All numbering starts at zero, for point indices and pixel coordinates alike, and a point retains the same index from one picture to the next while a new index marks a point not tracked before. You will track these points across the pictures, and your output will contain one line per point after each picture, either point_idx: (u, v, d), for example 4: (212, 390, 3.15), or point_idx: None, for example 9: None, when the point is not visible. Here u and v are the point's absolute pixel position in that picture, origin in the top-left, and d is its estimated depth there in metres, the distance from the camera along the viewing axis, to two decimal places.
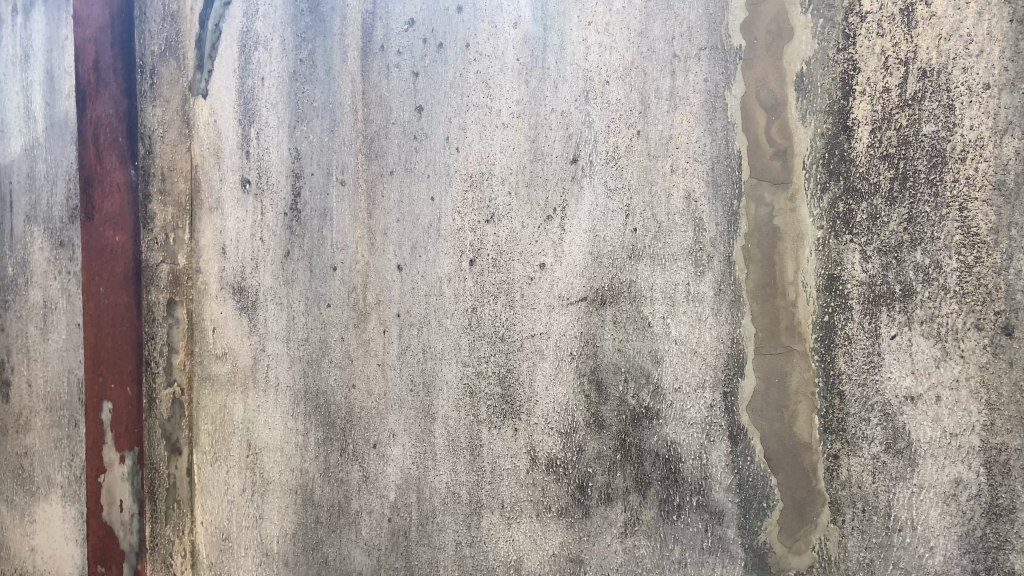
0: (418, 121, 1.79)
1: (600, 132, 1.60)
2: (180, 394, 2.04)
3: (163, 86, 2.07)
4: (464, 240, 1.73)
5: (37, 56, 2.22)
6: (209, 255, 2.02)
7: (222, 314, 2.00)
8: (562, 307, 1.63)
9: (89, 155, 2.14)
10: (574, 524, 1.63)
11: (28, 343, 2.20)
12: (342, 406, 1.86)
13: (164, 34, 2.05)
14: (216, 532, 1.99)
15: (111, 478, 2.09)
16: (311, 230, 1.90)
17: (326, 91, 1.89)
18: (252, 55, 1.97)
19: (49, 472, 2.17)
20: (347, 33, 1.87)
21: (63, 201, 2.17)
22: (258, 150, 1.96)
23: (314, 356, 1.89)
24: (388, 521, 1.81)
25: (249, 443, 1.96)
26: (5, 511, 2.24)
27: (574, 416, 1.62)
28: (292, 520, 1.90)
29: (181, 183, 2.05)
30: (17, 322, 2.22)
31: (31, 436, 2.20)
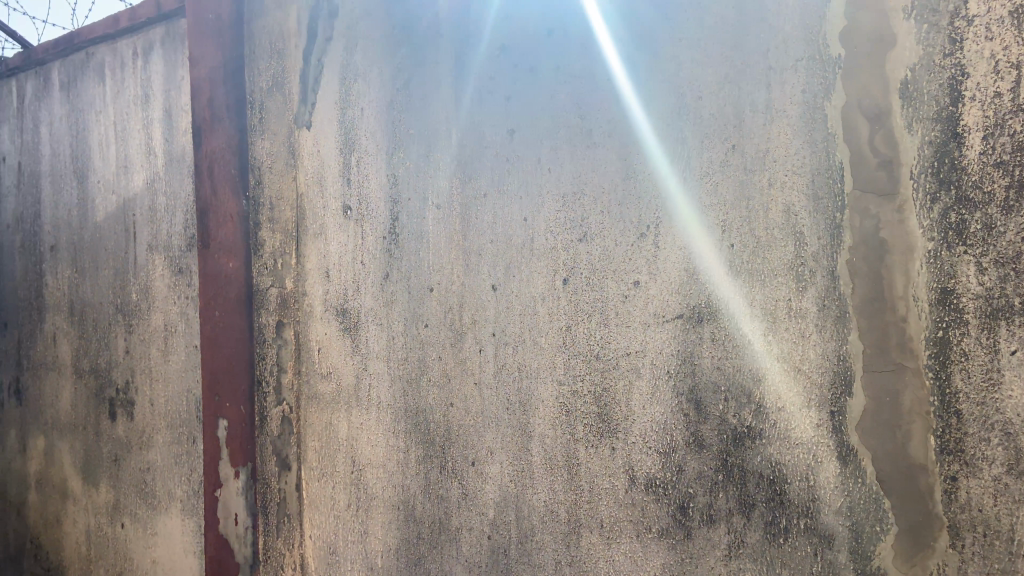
0: (510, 143, 1.82)
1: (694, 146, 1.59)
2: (289, 412, 2.14)
3: (270, 120, 2.19)
4: (558, 259, 1.75)
5: (156, 95, 2.41)
6: (314, 279, 2.12)
7: (327, 335, 2.10)
8: (657, 324, 1.62)
9: (205, 187, 2.29)
10: (676, 545, 1.60)
11: (150, 364, 2.40)
12: (441, 424, 1.90)
13: (272, 71, 2.18)
14: (324, 545, 2.06)
15: (226, 492, 2.20)
16: (409, 253, 1.97)
17: (423, 118, 1.95)
18: (352, 87, 2.06)
19: (171, 487, 2.34)
20: (441, 61, 1.92)
21: (180, 230, 2.35)
22: (358, 178, 2.05)
23: (413, 375, 1.95)
24: (487, 538, 1.83)
25: (354, 460, 2.04)
26: (132, 523, 2.44)
27: (673, 436, 1.60)
28: (394, 535, 1.96)
29: (288, 212, 2.17)
30: (141, 344, 2.42)
31: (153, 452, 2.38)
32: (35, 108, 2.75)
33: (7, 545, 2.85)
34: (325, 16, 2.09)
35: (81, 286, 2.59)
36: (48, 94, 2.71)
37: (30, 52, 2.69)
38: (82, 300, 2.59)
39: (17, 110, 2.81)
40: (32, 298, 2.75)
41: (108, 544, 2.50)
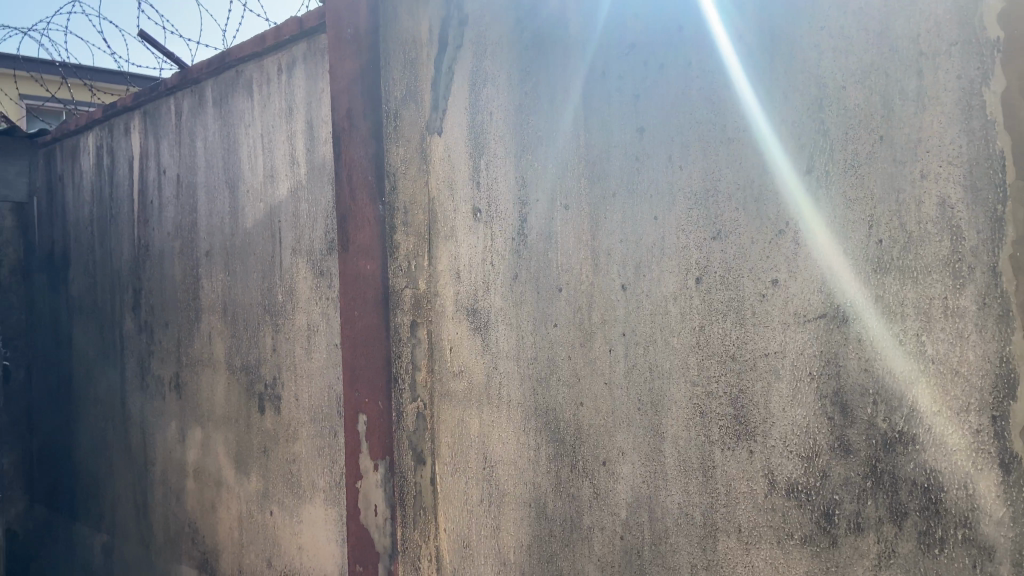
0: (640, 141, 1.81)
1: (837, 138, 1.53)
2: (423, 409, 2.21)
3: (404, 127, 2.27)
4: (691, 258, 1.72)
5: (299, 108, 2.55)
6: (446, 280, 2.19)
7: (458, 334, 2.16)
8: (798, 325, 1.57)
9: (343, 193, 2.40)
10: (820, 552, 1.54)
11: (295, 361, 2.55)
12: (571, 423, 1.92)
13: (405, 80, 2.26)
14: (458, 539, 2.12)
15: (367, 484, 2.29)
16: (538, 253, 2.00)
17: (551, 120, 1.98)
18: (481, 92, 2.12)
19: (314, 478, 2.47)
20: (570, 63, 1.94)
21: (321, 235, 2.48)
22: (488, 181, 2.10)
23: (543, 374, 1.98)
24: (619, 539, 1.83)
25: (485, 456, 2.08)
26: (279, 510, 2.60)
27: (816, 440, 1.54)
28: (527, 531, 1.99)
29: (420, 215, 2.24)
30: (287, 342, 2.58)
31: (298, 444, 2.53)
32: (191, 124, 2.98)
33: (168, 527, 3.10)
34: (455, 24, 2.15)
35: (232, 288, 2.79)
36: (203, 111, 2.93)
37: (186, 72, 2.92)
38: (234, 301, 2.79)
39: (175, 126, 3.06)
40: (190, 299, 2.98)
41: (258, 530, 2.68)
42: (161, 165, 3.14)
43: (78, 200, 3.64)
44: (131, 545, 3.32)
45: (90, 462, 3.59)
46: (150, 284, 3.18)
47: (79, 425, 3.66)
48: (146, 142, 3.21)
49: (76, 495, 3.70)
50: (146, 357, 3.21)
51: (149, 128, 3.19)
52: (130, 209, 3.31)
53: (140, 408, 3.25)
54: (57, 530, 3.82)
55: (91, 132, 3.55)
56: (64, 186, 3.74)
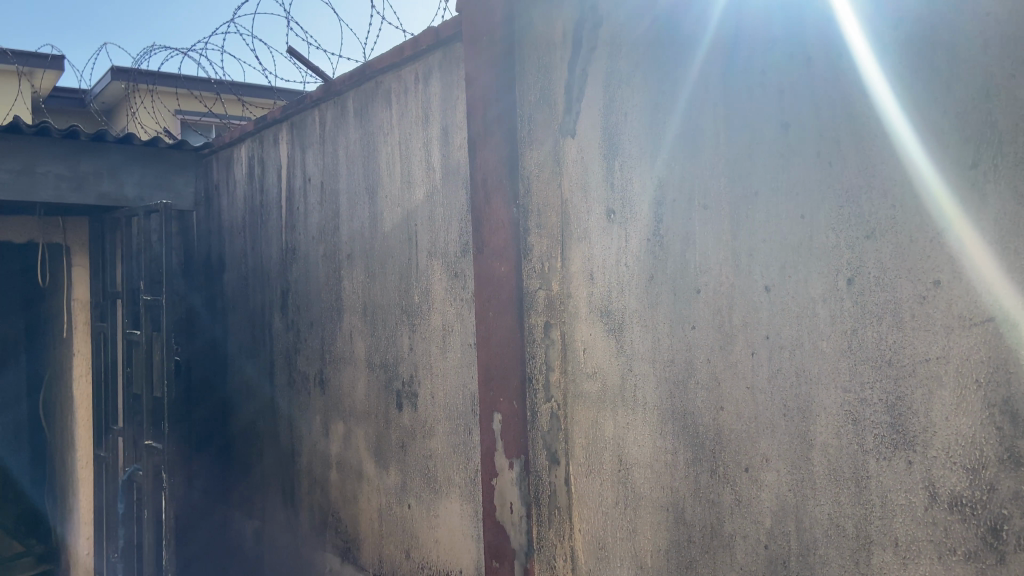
0: (785, 138, 1.75)
1: (1007, 129, 1.41)
2: (557, 409, 2.23)
3: (537, 131, 2.30)
4: (841, 258, 1.65)
5: (435, 115, 2.63)
6: (579, 282, 2.19)
7: (592, 336, 2.16)
8: (963, 329, 1.47)
9: (477, 197, 2.44)
10: (987, 571, 1.43)
11: (431, 360, 2.63)
12: (711, 427, 1.88)
13: (539, 85, 2.29)
14: (594, 541, 2.13)
15: (502, 482, 2.33)
16: (675, 254, 1.97)
17: (689, 118, 1.94)
18: (616, 93, 2.11)
19: (450, 474, 2.54)
20: (710, 59, 1.89)
21: (456, 237, 2.55)
22: (622, 182, 2.09)
23: (680, 377, 1.95)
24: (764, 548, 1.78)
25: (621, 459, 2.07)
26: (417, 504, 2.68)
27: (982, 451, 1.44)
28: (665, 536, 1.97)
29: (553, 217, 2.26)
30: (423, 341, 2.66)
31: (434, 441, 2.60)
32: (334, 134, 3.13)
33: (312, 516, 3.27)
34: (590, 26, 2.15)
35: (372, 289, 2.91)
36: (344, 120, 3.07)
37: (330, 85, 3.07)
38: (373, 301, 2.91)
39: (320, 136, 3.23)
40: (332, 300, 3.14)
41: (397, 522, 2.78)
42: (306, 173, 3.32)
43: (232, 207, 3.91)
44: (278, 532, 3.52)
45: (242, 452, 3.84)
46: (296, 286, 3.38)
47: (232, 417, 3.93)
48: (293, 152, 3.41)
49: (230, 482, 3.98)
50: (292, 355, 3.40)
51: (295, 138, 3.39)
52: (278, 215, 3.52)
53: (288, 402, 3.45)
54: (214, 514, 4.12)
55: (243, 144, 3.80)
56: (219, 194, 4.03)
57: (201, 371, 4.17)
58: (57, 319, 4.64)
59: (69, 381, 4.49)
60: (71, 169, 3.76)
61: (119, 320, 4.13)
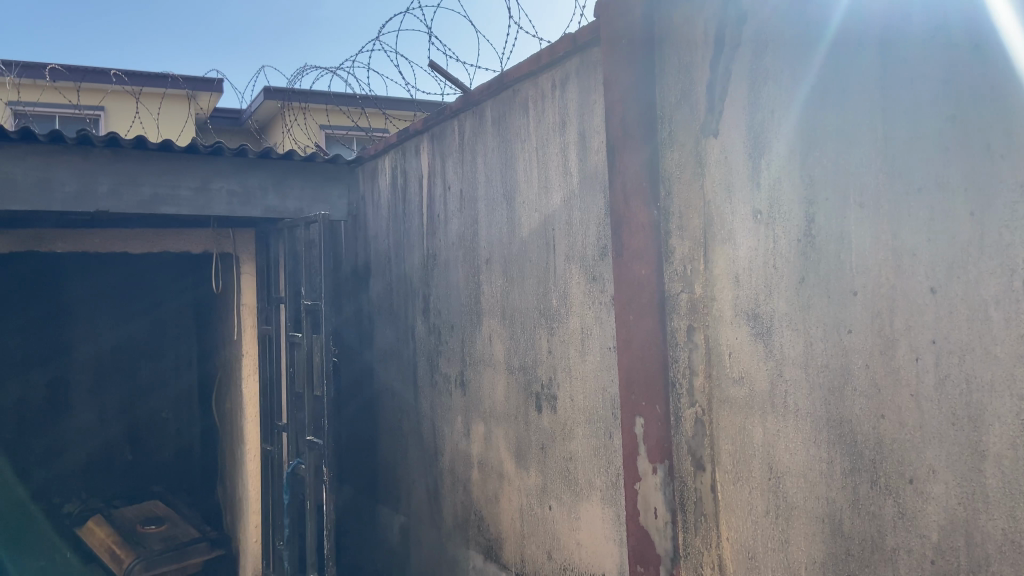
0: (948, 130, 1.64)
1: None
2: (701, 415, 2.19)
3: (679, 132, 2.27)
4: (1016, 256, 1.54)
5: (572, 120, 2.65)
6: (724, 285, 2.14)
7: (738, 340, 2.10)
8: None
9: (616, 200, 2.43)
10: None
11: (570, 363, 2.65)
12: (870, 436, 1.79)
13: (680, 85, 2.26)
14: (743, 550, 2.07)
15: (645, 486, 2.31)
16: (828, 254, 1.89)
17: (842, 112, 1.85)
18: (762, 90, 2.05)
19: (591, 477, 2.55)
20: (863, 51, 1.81)
21: (594, 241, 2.55)
22: (770, 180, 2.03)
23: (835, 383, 1.86)
24: (930, 563, 1.68)
25: (771, 466, 2.01)
26: (558, 506, 2.71)
27: None
28: (820, 549, 1.89)
29: (695, 219, 2.22)
30: (563, 345, 2.68)
31: (574, 443, 2.62)
32: (473, 142, 3.23)
33: (456, 514, 3.37)
34: (734, 24, 2.11)
35: (511, 294, 2.97)
36: (483, 129, 3.16)
37: (469, 95, 3.17)
38: (512, 305, 2.96)
39: (459, 145, 3.33)
40: (472, 304, 3.23)
41: (538, 523, 2.82)
42: (446, 181, 3.43)
43: (376, 215, 4.11)
44: (423, 527, 3.66)
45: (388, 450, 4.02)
46: (437, 291, 3.49)
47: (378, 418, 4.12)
48: (433, 161, 3.54)
49: (377, 479, 4.17)
50: (435, 357, 3.52)
51: (436, 149, 3.51)
52: (420, 223, 3.66)
53: (430, 403, 3.58)
54: (362, 508, 4.33)
55: (387, 155, 3.98)
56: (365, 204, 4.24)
57: (350, 372, 4.39)
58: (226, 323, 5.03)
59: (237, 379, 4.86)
60: (241, 184, 4.07)
61: (282, 323, 4.42)
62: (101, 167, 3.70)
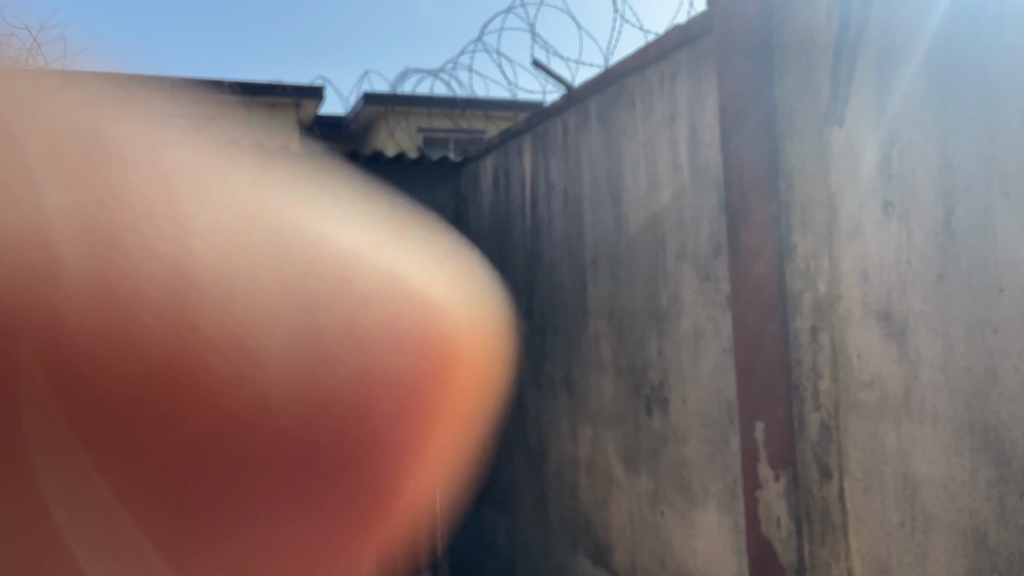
0: None
1: None
2: (828, 420, 2.07)
3: (800, 123, 2.16)
4: None
5: (683, 114, 2.57)
6: (851, 282, 2.01)
7: (868, 341, 1.97)
8: None
9: (731, 195, 2.34)
10: None
11: (682, 365, 2.57)
12: (1020, 445, 1.64)
13: (802, 73, 2.15)
14: (876, 563, 1.95)
15: (767, 494, 2.21)
16: (970, 248, 1.74)
17: (984, 96, 1.71)
18: (892, 75, 1.91)
19: (706, 483, 2.46)
20: (1009, 29, 1.65)
21: (707, 238, 2.46)
22: (902, 171, 1.89)
23: (980, 387, 1.71)
24: None
25: (906, 475, 1.88)
26: (671, 512, 2.63)
27: None
28: (963, 564, 1.75)
29: (819, 213, 2.10)
30: (674, 346, 2.61)
31: (688, 448, 2.54)
32: (576, 140, 3.19)
33: (563, 516, 3.34)
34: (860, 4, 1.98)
35: (618, 293, 2.92)
36: (587, 127, 3.11)
37: (573, 93, 3.13)
38: (620, 304, 2.91)
39: (562, 143, 3.30)
40: (579, 304, 3.19)
41: (650, 528, 2.75)
42: (549, 180, 3.41)
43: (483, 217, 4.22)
44: (530, 528, 3.65)
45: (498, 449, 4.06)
46: (542, 291, 3.48)
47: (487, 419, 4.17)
48: (536, 161, 3.52)
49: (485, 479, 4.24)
50: (540, 357, 3.51)
51: (539, 148, 3.50)
52: (524, 223, 3.67)
53: (537, 404, 3.57)
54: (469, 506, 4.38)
55: (490, 157, 4.10)
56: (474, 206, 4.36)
57: (472, 344, 4.27)
58: None
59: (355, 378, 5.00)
60: None
61: None
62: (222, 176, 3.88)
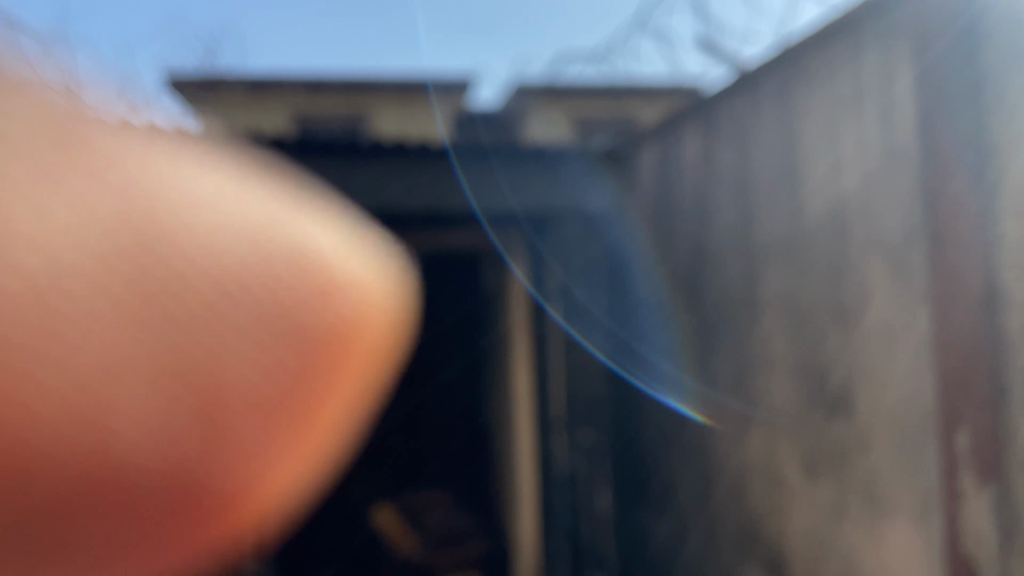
0: None
1: None
2: None
3: (1011, 94, 1.90)
4: None
5: (871, 90, 2.38)
6: None
7: None
8: None
9: (930, 177, 2.13)
10: None
11: (870, 362, 2.38)
12: None
13: (1012, 36, 1.89)
14: None
15: (970, 508, 1.99)
16: None
17: None
18: None
19: (897, 492, 2.27)
20: None
21: (899, 226, 2.25)
22: None
23: None
24: None
25: None
26: (856, 522, 2.46)
27: None
28: None
29: None
30: (861, 340, 2.42)
31: (875, 453, 2.35)
32: (750, 125, 3.08)
33: (735, 515, 3.23)
34: None
35: (797, 286, 2.76)
36: (761, 110, 3.00)
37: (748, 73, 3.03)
38: (799, 296, 2.74)
39: (736, 127, 3.19)
40: (753, 296, 3.06)
41: (831, 537, 2.59)
42: (721, 168, 3.32)
43: (645, 206, 4.17)
44: (699, 530, 3.56)
45: (658, 441, 4.06)
46: (712, 279, 3.42)
47: (645, 408, 4.21)
48: (707, 145, 3.45)
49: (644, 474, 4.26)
50: (709, 350, 3.43)
51: (707, 137, 3.43)
52: (689, 217, 3.65)
53: (705, 403, 3.49)
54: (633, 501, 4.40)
55: (653, 143, 4.04)
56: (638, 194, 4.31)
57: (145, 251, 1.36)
58: (516, 316, 5.42)
59: (526, 368, 5.26)
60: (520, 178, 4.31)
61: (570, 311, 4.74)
62: (393, 167, 4.11)
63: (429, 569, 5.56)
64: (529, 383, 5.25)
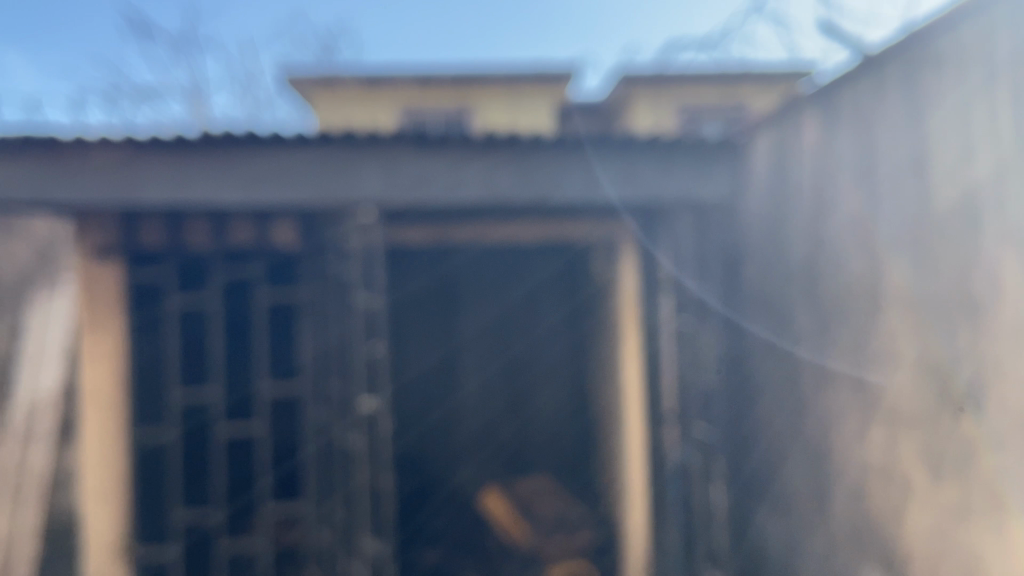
0: None
1: None
2: None
3: None
4: None
5: (1003, 72, 2.25)
6: None
7: None
8: None
9: None
10: None
11: (999, 359, 2.26)
12: None
13: None
14: None
15: None
16: None
17: None
18: None
19: None
20: None
21: None
22: None
23: None
24: None
25: None
26: (983, 526, 2.35)
27: None
28: None
29: None
30: (989, 337, 2.30)
31: (1003, 454, 2.24)
32: (872, 112, 2.97)
33: (855, 516, 3.14)
34: None
35: (922, 280, 2.64)
36: (885, 96, 2.88)
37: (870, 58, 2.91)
38: (924, 290, 2.63)
39: (858, 115, 3.08)
40: (875, 290, 2.95)
41: (956, 540, 2.48)
42: (842, 159, 3.22)
43: (760, 197, 4.07)
44: (817, 530, 3.48)
45: (772, 437, 3.98)
46: (831, 273, 3.32)
47: (759, 401, 4.14)
48: (826, 134, 3.34)
49: (758, 467, 4.18)
50: (828, 346, 3.33)
51: (825, 123, 3.33)
52: (806, 206, 3.55)
53: (823, 397, 3.39)
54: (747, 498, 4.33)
55: (768, 131, 3.94)
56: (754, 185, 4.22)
57: None
58: (628, 309, 5.43)
59: (635, 360, 5.29)
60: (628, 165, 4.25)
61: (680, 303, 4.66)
62: (502, 161, 4.18)
63: (540, 553, 5.65)
64: (637, 377, 5.29)
